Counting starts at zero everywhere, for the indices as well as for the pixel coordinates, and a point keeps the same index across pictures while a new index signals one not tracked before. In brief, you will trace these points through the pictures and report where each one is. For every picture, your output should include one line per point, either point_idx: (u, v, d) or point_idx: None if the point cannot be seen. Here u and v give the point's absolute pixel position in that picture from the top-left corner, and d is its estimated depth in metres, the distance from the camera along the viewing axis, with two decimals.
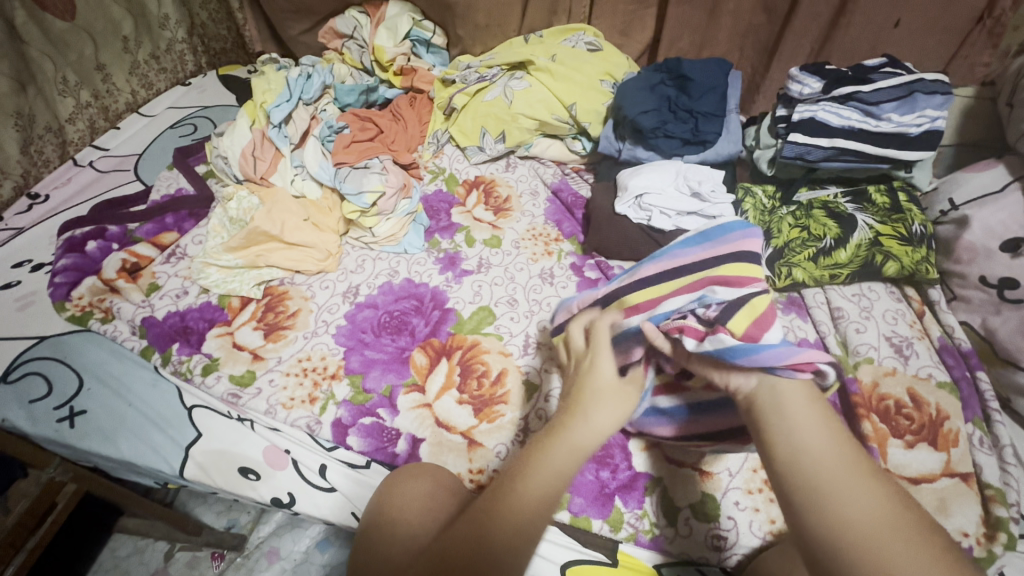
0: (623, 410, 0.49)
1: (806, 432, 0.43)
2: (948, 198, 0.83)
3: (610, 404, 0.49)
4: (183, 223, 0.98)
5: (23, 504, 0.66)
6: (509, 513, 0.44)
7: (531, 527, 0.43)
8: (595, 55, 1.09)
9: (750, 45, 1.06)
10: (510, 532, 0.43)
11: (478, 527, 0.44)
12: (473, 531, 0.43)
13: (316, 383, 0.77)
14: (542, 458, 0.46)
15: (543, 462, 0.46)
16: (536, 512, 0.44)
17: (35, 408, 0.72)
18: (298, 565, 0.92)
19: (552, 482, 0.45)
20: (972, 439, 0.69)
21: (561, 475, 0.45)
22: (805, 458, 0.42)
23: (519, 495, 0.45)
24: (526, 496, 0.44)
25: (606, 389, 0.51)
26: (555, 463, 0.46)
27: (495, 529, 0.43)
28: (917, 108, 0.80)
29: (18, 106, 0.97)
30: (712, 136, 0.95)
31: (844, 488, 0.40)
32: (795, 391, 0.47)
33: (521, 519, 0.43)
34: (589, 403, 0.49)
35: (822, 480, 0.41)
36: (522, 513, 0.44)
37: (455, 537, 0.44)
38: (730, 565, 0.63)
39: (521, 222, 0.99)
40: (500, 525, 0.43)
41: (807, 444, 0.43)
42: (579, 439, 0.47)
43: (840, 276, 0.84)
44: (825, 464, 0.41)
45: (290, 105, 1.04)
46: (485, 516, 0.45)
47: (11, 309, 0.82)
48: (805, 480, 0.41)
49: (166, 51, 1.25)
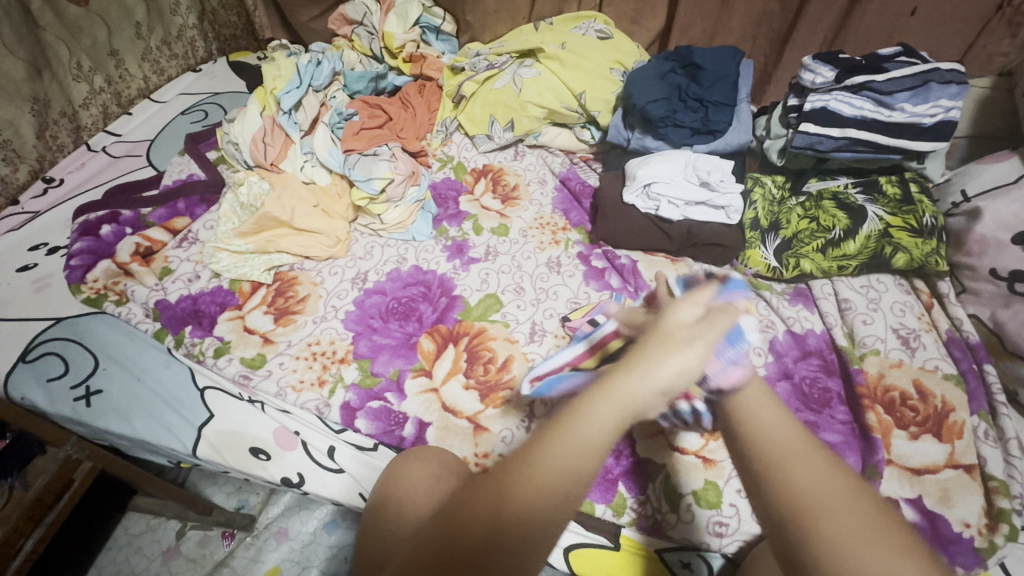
0: (693, 359, 0.43)
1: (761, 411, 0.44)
2: (960, 189, 0.83)
3: (673, 356, 0.43)
4: (194, 209, 0.99)
5: (43, 479, 0.68)
6: (524, 493, 0.38)
7: (562, 505, 0.38)
8: (606, 42, 1.08)
9: (763, 34, 1.05)
10: (541, 503, 0.38)
11: (502, 482, 0.39)
12: (491, 506, 0.38)
13: (325, 367, 0.78)
14: (591, 408, 0.40)
15: (579, 425, 0.40)
16: (567, 489, 0.39)
17: (53, 387, 0.74)
18: (306, 545, 0.94)
19: (577, 457, 0.39)
20: (977, 431, 0.69)
21: (595, 442, 0.39)
22: (775, 452, 0.40)
23: (551, 443, 0.39)
24: (560, 447, 0.39)
25: (671, 335, 0.45)
26: (602, 416, 0.40)
27: (504, 518, 0.38)
28: (931, 99, 0.79)
29: (33, 90, 0.98)
30: (723, 126, 0.94)
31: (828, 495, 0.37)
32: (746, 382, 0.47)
33: (544, 499, 0.38)
34: (656, 355, 0.43)
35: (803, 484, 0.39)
36: (534, 491, 0.38)
37: (478, 503, 0.39)
38: (731, 551, 0.63)
39: (529, 210, 1.00)
40: (515, 508, 0.38)
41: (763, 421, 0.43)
42: (624, 395, 0.41)
43: (849, 267, 0.84)
44: (800, 457, 0.40)
45: (300, 91, 1.05)
46: (511, 468, 0.39)
47: (28, 291, 0.83)
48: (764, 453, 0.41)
49: (177, 37, 1.26)
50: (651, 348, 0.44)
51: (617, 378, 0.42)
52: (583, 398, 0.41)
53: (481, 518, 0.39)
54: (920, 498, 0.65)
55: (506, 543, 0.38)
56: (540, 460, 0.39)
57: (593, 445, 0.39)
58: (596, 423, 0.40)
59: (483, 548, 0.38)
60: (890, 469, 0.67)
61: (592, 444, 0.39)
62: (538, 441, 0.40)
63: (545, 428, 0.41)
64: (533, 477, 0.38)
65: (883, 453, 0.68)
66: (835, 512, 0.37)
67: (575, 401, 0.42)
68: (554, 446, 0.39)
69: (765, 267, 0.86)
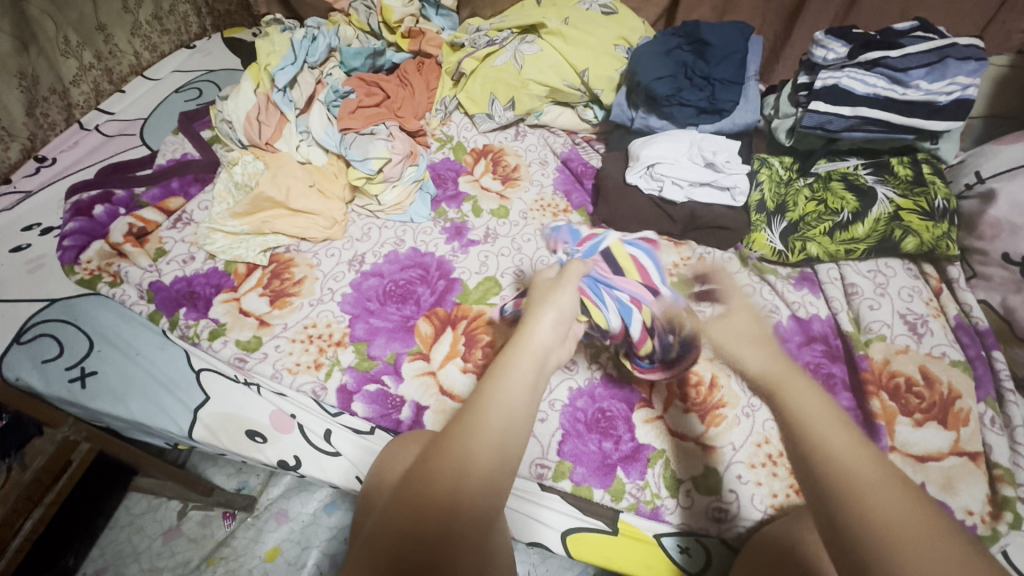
0: (566, 306, 0.58)
1: (825, 421, 0.43)
2: (974, 170, 0.80)
3: (555, 310, 0.57)
4: (189, 188, 0.97)
5: (40, 461, 0.67)
6: (483, 455, 0.43)
7: (498, 476, 0.44)
8: (610, 18, 1.05)
9: (773, 9, 1.01)
10: (478, 480, 0.43)
11: (459, 461, 0.43)
12: (457, 478, 0.42)
13: (322, 350, 0.77)
14: (496, 380, 0.48)
15: (500, 399, 0.47)
16: (504, 451, 0.45)
17: (48, 368, 0.73)
18: (305, 527, 0.94)
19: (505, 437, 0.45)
20: (984, 418, 0.68)
21: (513, 409, 0.46)
22: (816, 433, 0.42)
23: (484, 422, 0.45)
24: (488, 423, 0.45)
25: (545, 296, 0.59)
26: (509, 387, 0.48)
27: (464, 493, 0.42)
28: (947, 76, 0.76)
29: (21, 65, 0.96)
30: (730, 105, 0.91)
31: (859, 473, 0.39)
32: (805, 389, 0.46)
33: (487, 465, 0.43)
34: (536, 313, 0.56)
35: (811, 420, 0.43)
36: (465, 472, 0.43)
37: (436, 482, 0.43)
38: (730, 536, 0.62)
39: (529, 191, 0.98)
40: (468, 481, 0.43)
41: (831, 440, 0.41)
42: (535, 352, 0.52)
43: (856, 251, 0.82)
44: (853, 462, 0.40)
45: (295, 68, 1.02)
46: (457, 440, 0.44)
47: (22, 272, 0.82)
48: (835, 479, 0.39)
49: (169, 12, 1.23)
50: (535, 303, 0.59)
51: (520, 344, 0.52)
52: (499, 367, 0.50)
53: (439, 497, 0.42)
54: (923, 486, 0.64)
55: (459, 530, 0.41)
56: (469, 445, 0.44)
57: (519, 394, 0.48)
58: (514, 391, 0.47)
59: (441, 525, 0.41)
60: (892, 456, 0.66)
61: (515, 417, 0.46)
62: (473, 407, 0.46)
63: (480, 394, 0.47)
64: (476, 448, 0.43)
65: (886, 439, 0.67)
66: (859, 479, 0.39)
67: (498, 366, 0.50)
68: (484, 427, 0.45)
69: (771, 251, 0.84)
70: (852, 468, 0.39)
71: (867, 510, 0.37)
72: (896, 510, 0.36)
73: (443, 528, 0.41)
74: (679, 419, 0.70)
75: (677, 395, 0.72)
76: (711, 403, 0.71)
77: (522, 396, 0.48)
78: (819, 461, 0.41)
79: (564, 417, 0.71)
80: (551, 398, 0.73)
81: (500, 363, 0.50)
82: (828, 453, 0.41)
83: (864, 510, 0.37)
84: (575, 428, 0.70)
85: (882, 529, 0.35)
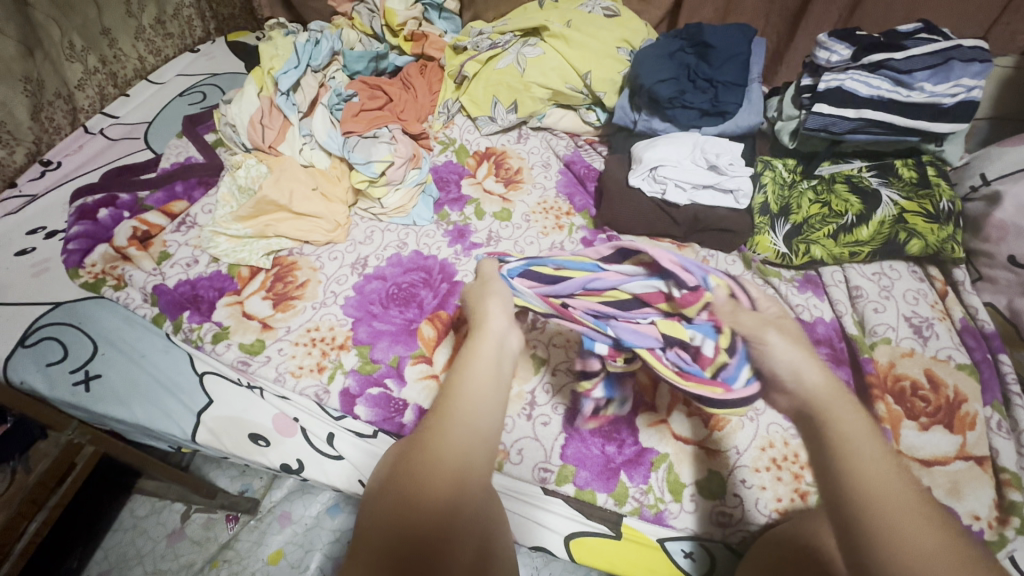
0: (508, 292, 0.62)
1: (860, 441, 0.43)
2: (979, 172, 0.80)
3: (500, 303, 0.61)
4: (192, 192, 0.98)
5: (44, 464, 0.68)
6: (467, 440, 0.46)
7: (485, 455, 0.46)
8: (612, 20, 1.05)
9: (776, 11, 1.01)
10: (465, 463, 0.45)
11: (445, 452, 0.45)
12: (448, 468, 0.44)
13: (325, 353, 0.78)
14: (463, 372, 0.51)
15: (468, 386, 0.49)
16: (484, 432, 0.47)
17: (52, 371, 0.74)
18: (308, 529, 0.94)
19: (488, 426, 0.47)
20: (990, 422, 0.68)
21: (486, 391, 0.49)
22: (851, 448, 0.42)
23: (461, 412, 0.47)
24: (463, 413, 0.47)
25: (483, 292, 0.63)
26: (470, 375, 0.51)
27: (462, 482, 0.44)
28: (951, 78, 0.75)
29: (26, 70, 0.96)
30: (733, 107, 0.90)
31: (891, 490, 0.39)
32: (846, 411, 0.46)
33: (471, 450, 0.45)
34: (479, 310, 0.61)
35: (850, 442, 0.43)
36: (457, 464, 0.44)
37: (424, 474, 0.44)
38: (734, 540, 0.62)
39: (532, 194, 0.97)
40: (458, 466, 0.44)
41: (863, 457, 0.41)
42: (493, 341, 0.56)
43: (861, 254, 0.81)
44: (883, 482, 0.40)
45: (298, 71, 1.02)
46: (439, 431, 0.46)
47: (27, 275, 0.82)
48: (869, 491, 0.39)
49: (173, 16, 1.24)
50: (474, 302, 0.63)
51: (478, 339, 0.56)
52: (464, 361, 0.53)
53: (435, 489, 0.43)
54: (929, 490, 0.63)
55: (456, 516, 0.43)
56: (454, 434, 0.46)
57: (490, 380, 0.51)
58: (480, 379, 0.50)
59: (441, 517, 0.42)
60: None
61: (490, 404, 0.49)
62: (445, 399, 0.49)
63: (448, 386, 0.50)
64: (460, 436, 0.45)
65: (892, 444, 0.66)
66: (884, 493, 0.39)
67: (464, 356, 0.54)
68: (469, 419, 0.47)
69: (774, 253, 0.84)
70: (889, 496, 0.39)
71: (900, 526, 0.37)
72: (930, 537, 0.37)
73: (445, 520, 0.42)
74: (682, 422, 0.70)
75: (681, 398, 0.71)
76: None
77: (491, 383, 0.51)
78: (854, 474, 0.41)
79: (566, 421, 0.71)
80: (554, 401, 0.72)
81: (467, 359, 0.53)
82: (864, 472, 0.40)
83: (896, 523, 0.37)
84: (578, 431, 0.70)
85: (916, 541, 0.36)
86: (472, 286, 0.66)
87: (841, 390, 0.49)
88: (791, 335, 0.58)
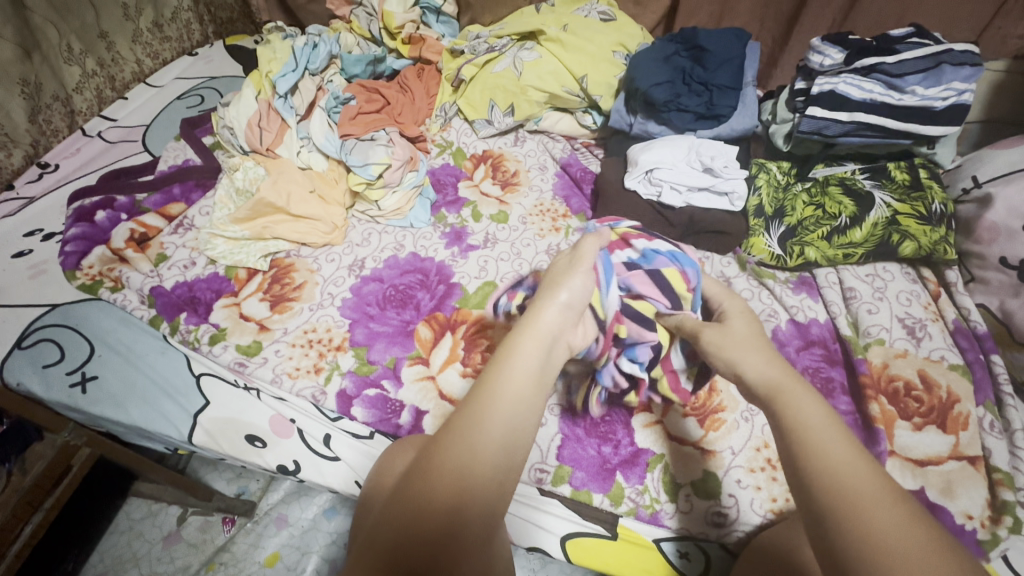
0: (579, 286, 0.57)
1: (829, 438, 0.43)
2: (971, 175, 0.81)
3: (570, 299, 0.56)
4: (190, 195, 0.98)
5: (40, 465, 0.67)
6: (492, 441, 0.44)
7: (510, 460, 0.45)
8: (608, 24, 1.06)
9: (771, 15, 1.02)
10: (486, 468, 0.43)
11: (464, 453, 0.43)
12: (463, 469, 0.43)
13: (321, 354, 0.78)
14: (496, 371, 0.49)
15: (503, 385, 0.47)
16: (513, 435, 0.45)
17: (49, 373, 0.74)
18: (305, 532, 0.94)
19: (516, 428, 0.45)
20: (982, 422, 0.68)
21: (519, 393, 0.47)
22: (814, 442, 0.43)
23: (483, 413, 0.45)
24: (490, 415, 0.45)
25: (557, 277, 0.58)
26: (504, 375, 0.48)
27: (478, 482, 0.43)
28: (942, 82, 0.77)
29: (23, 73, 0.96)
30: (727, 110, 0.91)
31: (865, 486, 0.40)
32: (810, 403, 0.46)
33: (495, 453, 0.44)
34: (539, 302, 0.56)
35: (807, 435, 0.43)
36: (464, 472, 0.43)
37: (436, 471, 0.43)
38: (730, 541, 0.62)
39: (529, 197, 0.98)
40: (478, 467, 0.43)
41: (833, 454, 0.42)
42: (541, 336, 0.52)
43: (854, 255, 0.82)
44: (851, 475, 0.40)
45: (296, 75, 1.03)
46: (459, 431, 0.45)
47: (24, 277, 0.82)
48: (838, 488, 0.40)
49: (171, 20, 1.24)
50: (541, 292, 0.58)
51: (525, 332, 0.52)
52: (502, 355, 0.50)
53: (445, 488, 0.42)
54: (923, 489, 0.63)
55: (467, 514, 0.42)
56: (470, 437, 0.44)
57: (528, 382, 0.48)
58: (517, 381, 0.48)
59: (446, 516, 0.41)
60: (892, 460, 0.66)
61: (522, 406, 0.47)
62: (473, 399, 0.47)
63: (482, 382, 0.48)
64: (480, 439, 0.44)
65: (886, 444, 0.66)
66: (857, 489, 0.39)
67: (504, 352, 0.50)
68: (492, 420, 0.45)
69: (769, 255, 0.84)
70: (860, 487, 0.39)
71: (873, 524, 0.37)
72: (899, 527, 0.37)
73: (454, 520, 0.41)
74: (678, 423, 0.70)
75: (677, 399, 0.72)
76: (710, 407, 0.71)
77: (522, 389, 0.48)
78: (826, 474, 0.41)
79: (563, 421, 0.71)
80: (550, 402, 0.73)
81: (500, 355, 0.50)
82: (834, 469, 0.41)
83: (866, 524, 0.37)
84: (574, 432, 0.70)
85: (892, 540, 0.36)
86: (552, 268, 0.62)
87: (801, 381, 0.49)
88: (740, 328, 0.56)
